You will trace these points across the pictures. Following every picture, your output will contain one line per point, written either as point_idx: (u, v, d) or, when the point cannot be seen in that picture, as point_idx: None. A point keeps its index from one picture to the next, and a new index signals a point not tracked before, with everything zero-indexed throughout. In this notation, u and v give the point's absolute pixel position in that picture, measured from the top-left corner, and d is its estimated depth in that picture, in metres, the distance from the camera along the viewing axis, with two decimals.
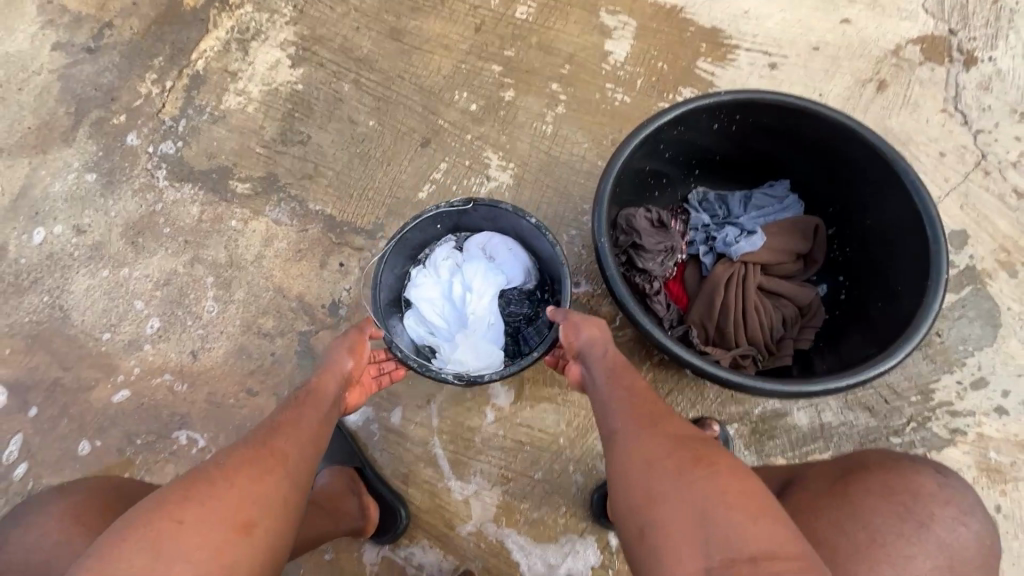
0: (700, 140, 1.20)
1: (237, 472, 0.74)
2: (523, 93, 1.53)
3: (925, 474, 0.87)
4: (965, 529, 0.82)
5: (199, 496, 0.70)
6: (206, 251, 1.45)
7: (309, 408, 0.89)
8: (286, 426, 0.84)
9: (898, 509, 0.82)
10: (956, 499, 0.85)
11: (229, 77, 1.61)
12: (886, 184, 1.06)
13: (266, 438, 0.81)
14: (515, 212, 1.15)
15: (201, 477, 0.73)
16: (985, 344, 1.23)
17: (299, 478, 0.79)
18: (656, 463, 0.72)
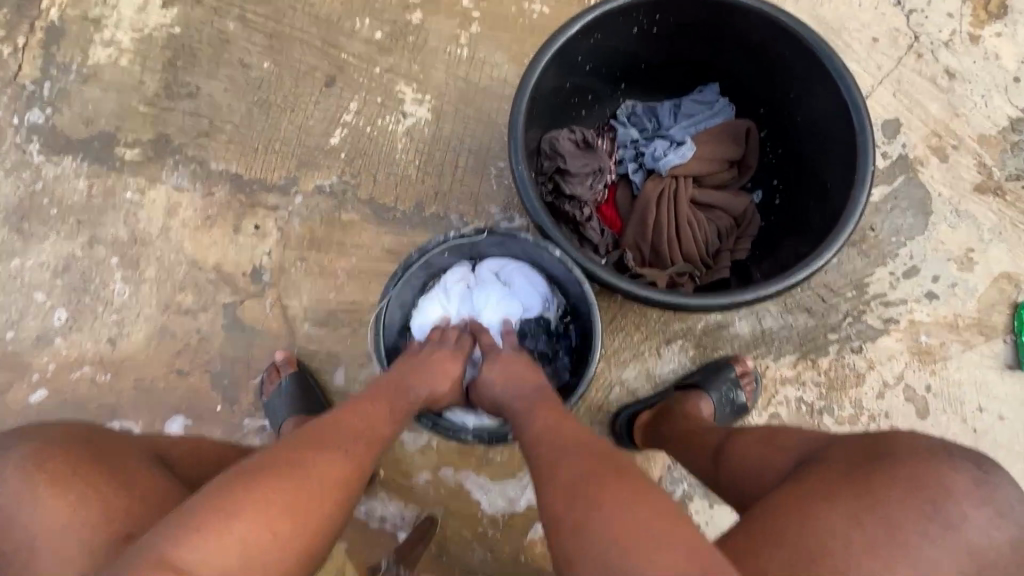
0: (621, 47, 1.11)
1: (313, 452, 0.72)
2: (432, 14, 1.38)
3: (960, 469, 0.67)
4: (998, 534, 0.65)
5: (274, 477, 0.67)
6: (103, 229, 1.31)
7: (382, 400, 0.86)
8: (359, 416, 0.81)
9: (927, 509, 0.64)
10: (993, 498, 0.66)
11: (92, 26, 1.39)
12: (811, 75, 1.00)
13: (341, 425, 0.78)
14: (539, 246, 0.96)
15: (282, 455, 0.71)
16: (917, 232, 1.24)
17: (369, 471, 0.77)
18: (576, 492, 0.63)
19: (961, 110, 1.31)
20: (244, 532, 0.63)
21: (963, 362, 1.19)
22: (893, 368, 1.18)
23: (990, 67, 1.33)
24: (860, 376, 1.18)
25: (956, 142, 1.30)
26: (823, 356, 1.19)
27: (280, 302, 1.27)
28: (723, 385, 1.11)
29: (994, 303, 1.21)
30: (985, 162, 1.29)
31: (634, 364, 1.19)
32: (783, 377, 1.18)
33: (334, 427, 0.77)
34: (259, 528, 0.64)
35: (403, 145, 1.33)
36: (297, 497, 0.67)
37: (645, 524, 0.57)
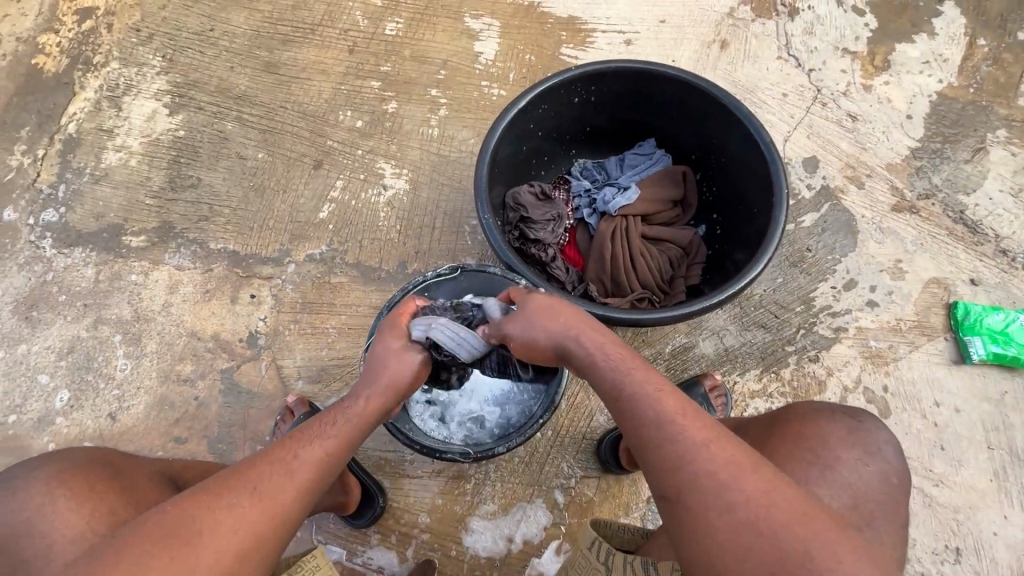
0: (567, 115, 1.30)
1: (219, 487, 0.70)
2: (405, 103, 1.60)
3: (837, 422, 0.80)
4: (869, 468, 0.77)
5: (207, 505, 0.67)
6: (108, 310, 1.41)
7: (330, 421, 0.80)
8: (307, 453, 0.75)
9: (806, 453, 0.77)
10: (863, 441, 0.79)
11: (105, 135, 1.59)
12: (726, 122, 1.19)
13: (273, 462, 0.73)
14: (505, 278, 1.07)
15: (218, 497, 0.68)
16: (849, 250, 1.39)
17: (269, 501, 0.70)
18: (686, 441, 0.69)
19: (868, 145, 1.52)
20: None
21: (913, 361, 1.29)
22: (849, 372, 1.28)
23: (884, 109, 1.56)
24: (821, 383, 1.27)
25: (868, 171, 1.49)
26: (784, 367, 1.28)
27: (275, 363, 1.34)
28: (696, 402, 1.19)
29: (930, 306, 1.34)
30: (897, 185, 1.47)
31: None
32: (751, 390, 1.26)
33: (264, 471, 0.72)
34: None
35: (385, 213, 1.48)
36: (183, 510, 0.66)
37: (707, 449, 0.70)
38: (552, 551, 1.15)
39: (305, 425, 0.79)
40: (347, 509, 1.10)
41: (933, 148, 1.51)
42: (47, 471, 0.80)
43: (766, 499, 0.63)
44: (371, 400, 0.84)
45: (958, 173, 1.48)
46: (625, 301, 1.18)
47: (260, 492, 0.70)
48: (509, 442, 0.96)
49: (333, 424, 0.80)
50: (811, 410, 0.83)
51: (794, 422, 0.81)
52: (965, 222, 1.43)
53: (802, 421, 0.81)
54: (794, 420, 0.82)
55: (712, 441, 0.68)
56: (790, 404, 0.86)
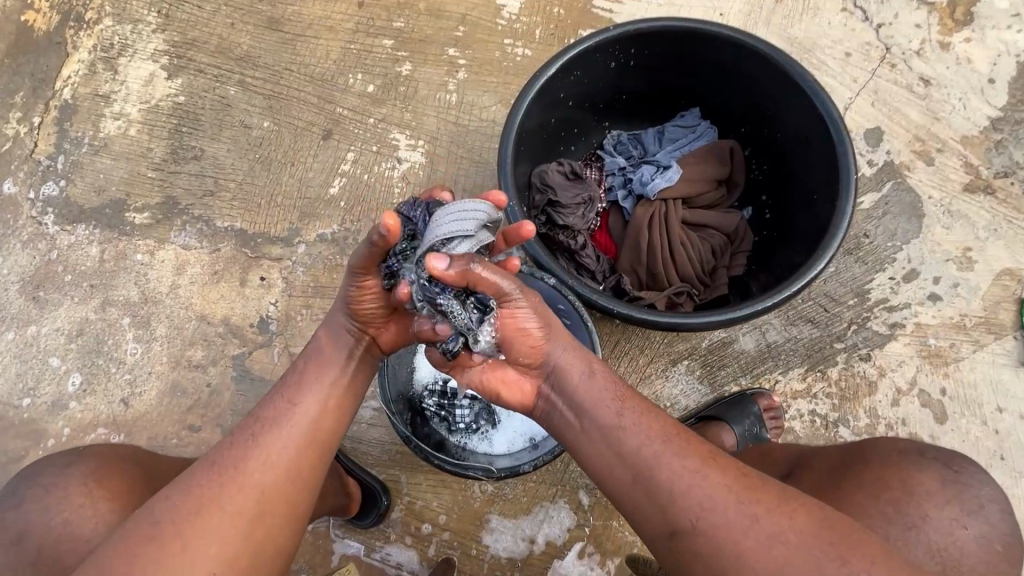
0: (601, 82, 1.16)
1: (212, 487, 0.69)
2: (420, 65, 1.45)
3: (929, 472, 0.74)
4: (964, 531, 0.71)
5: (205, 499, 0.67)
6: (116, 291, 1.35)
7: (297, 376, 0.79)
8: (271, 424, 0.74)
9: (888, 510, 0.71)
10: (958, 496, 0.73)
11: (102, 101, 1.48)
12: (786, 93, 1.04)
13: (240, 443, 0.72)
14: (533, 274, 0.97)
15: (193, 487, 0.69)
16: (912, 236, 1.25)
17: (266, 472, 0.71)
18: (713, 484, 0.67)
19: (941, 114, 1.34)
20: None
21: (976, 362, 1.17)
22: (904, 373, 1.17)
23: (963, 71, 1.37)
24: (872, 385, 1.17)
25: (939, 145, 1.32)
26: (832, 366, 1.18)
27: (288, 349, 1.29)
28: (740, 411, 1.10)
29: (1000, 300, 1.21)
30: (972, 162, 1.30)
31: (642, 388, 1.19)
32: (793, 390, 1.17)
33: (232, 450, 0.72)
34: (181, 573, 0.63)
35: (400, 189, 1.37)
36: (187, 520, 0.66)
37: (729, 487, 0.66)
38: (575, 553, 1.11)
39: (273, 390, 0.79)
40: (350, 512, 1.10)
41: (1017, 117, 1.33)
42: (68, 473, 0.79)
43: (774, 527, 0.63)
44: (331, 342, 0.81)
45: None
46: (662, 296, 1.08)
47: (235, 475, 0.70)
48: (535, 462, 0.90)
49: (300, 380, 0.78)
50: (895, 450, 0.77)
51: (875, 464, 0.75)
52: None
53: (883, 462, 0.75)
54: (872, 459, 0.76)
55: (706, 459, 0.69)
56: (868, 441, 0.81)
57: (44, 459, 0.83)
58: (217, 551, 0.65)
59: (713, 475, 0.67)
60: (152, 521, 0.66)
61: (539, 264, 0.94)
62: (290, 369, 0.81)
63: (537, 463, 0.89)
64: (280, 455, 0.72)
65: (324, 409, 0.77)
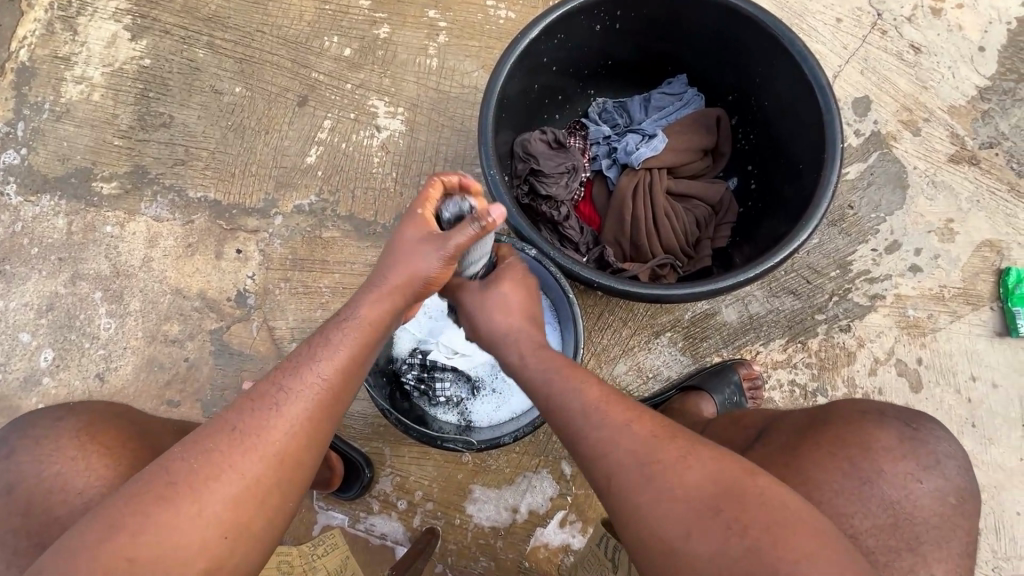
0: (585, 46, 1.12)
1: (225, 453, 0.62)
2: (398, 27, 1.39)
3: (890, 428, 0.75)
4: (920, 486, 0.72)
5: (219, 468, 0.61)
6: (86, 265, 1.31)
7: (329, 337, 0.71)
8: (295, 388, 0.67)
9: (844, 466, 0.72)
10: (916, 452, 0.74)
11: (62, 64, 1.40)
12: (774, 58, 1.01)
13: (260, 406, 0.65)
14: (515, 245, 0.95)
15: (210, 452, 0.62)
16: (896, 207, 1.25)
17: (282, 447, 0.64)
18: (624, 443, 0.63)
19: (930, 83, 1.32)
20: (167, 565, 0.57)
21: (952, 332, 1.19)
22: (883, 344, 1.18)
23: (953, 38, 1.34)
24: (850, 355, 1.18)
25: (926, 115, 1.30)
26: (812, 337, 1.19)
27: (267, 323, 1.26)
28: (723, 383, 1.10)
29: (979, 272, 1.22)
30: (958, 132, 1.29)
31: (625, 360, 1.19)
32: (774, 361, 1.18)
33: (250, 418, 0.64)
34: (180, 542, 0.57)
35: (379, 158, 1.33)
36: (197, 486, 0.60)
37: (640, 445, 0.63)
38: (557, 521, 1.13)
39: (299, 350, 0.71)
40: (334, 485, 1.11)
41: (1005, 87, 1.31)
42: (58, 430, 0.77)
43: (671, 492, 0.58)
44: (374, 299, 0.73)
45: None
46: (645, 268, 1.07)
47: (255, 440, 0.63)
48: (516, 433, 0.88)
49: (331, 343, 0.70)
50: (858, 411, 0.78)
51: (838, 424, 0.76)
52: None
53: (844, 422, 0.76)
54: (835, 420, 0.77)
55: (634, 422, 0.65)
56: (831, 402, 0.81)
57: (28, 414, 0.81)
58: (226, 519, 0.60)
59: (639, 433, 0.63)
60: (165, 481, 0.60)
61: (519, 236, 0.92)
62: (316, 332, 0.72)
63: (519, 434, 0.88)
64: (306, 420, 0.66)
65: (350, 375, 0.70)
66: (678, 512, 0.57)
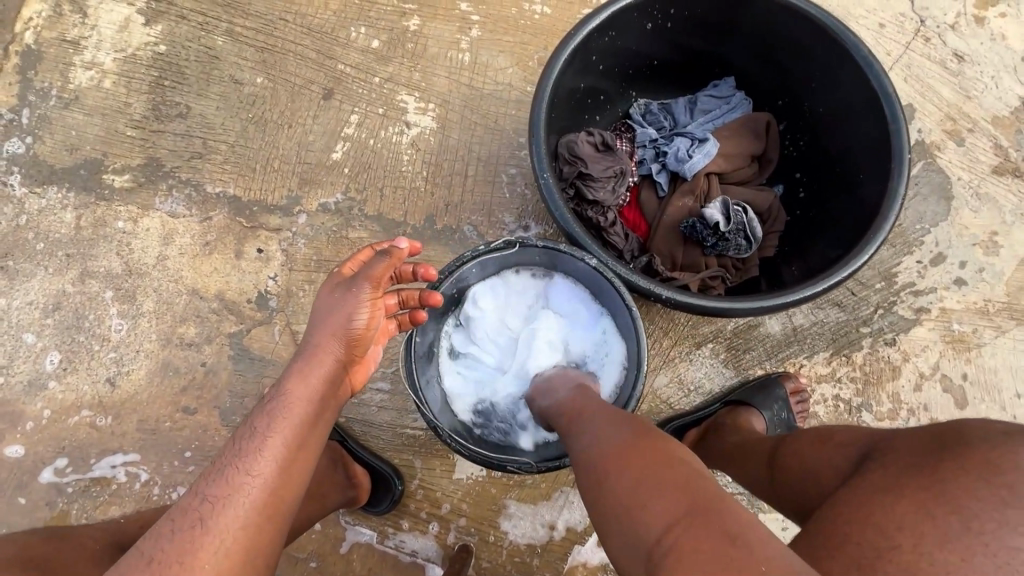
0: (633, 45, 1.07)
1: (166, 567, 0.56)
2: (429, 20, 1.33)
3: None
4: None
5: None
6: (95, 262, 1.23)
7: (251, 432, 0.67)
8: (222, 495, 0.61)
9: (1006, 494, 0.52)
10: None
11: (70, 48, 1.32)
12: (834, 63, 0.97)
13: (182, 526, 0.59)
14: (571, 254, 0.90)
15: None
16: (940, 219, 1.22)
17: (236, 541, 0.59)
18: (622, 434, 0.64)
19: (973, 92, 1.30)
20: None
21: (997, 348, 1.17)
22: (928, 358, 1.16)
23: (997, 48, 1.32)
24: (895, 369, 1.15)
25: (970, 125, 1.28)
26: (857, 351, 1.16)
27: (290, 328, 1.20)
28: (773, 400, 1.07)
29: (1023, 286, 1.20)
30: (1001, 143, 1.27)
31: (665, 371, 1.15)
32: (818, 374, 1.15)
33: (186, 522, 0.59)
34: None
35: (409, 156, 1.27)
36: None
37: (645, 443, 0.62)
38: (595, 539, 1.08)
39: (221, 455, 0.66)
40: (362, 502, 1.06)
41: None
42: None
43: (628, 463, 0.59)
44: (303, 379, 0.72)
45: None
46: (696, 278, 1.03)
47: (179, 567, 0.56)
48: None
49: (253, 437, 0.66)
50: (997, 433, 0.58)
51: (973, 445, 0.57)
52: None
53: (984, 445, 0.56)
54: (967, 441, 0.58)
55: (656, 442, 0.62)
56: (964, 420, 0.62)
57: None
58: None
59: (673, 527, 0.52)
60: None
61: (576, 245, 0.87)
62: (241, 428, 0.68)
63: None
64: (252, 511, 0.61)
65: (286, 466, 0.66)
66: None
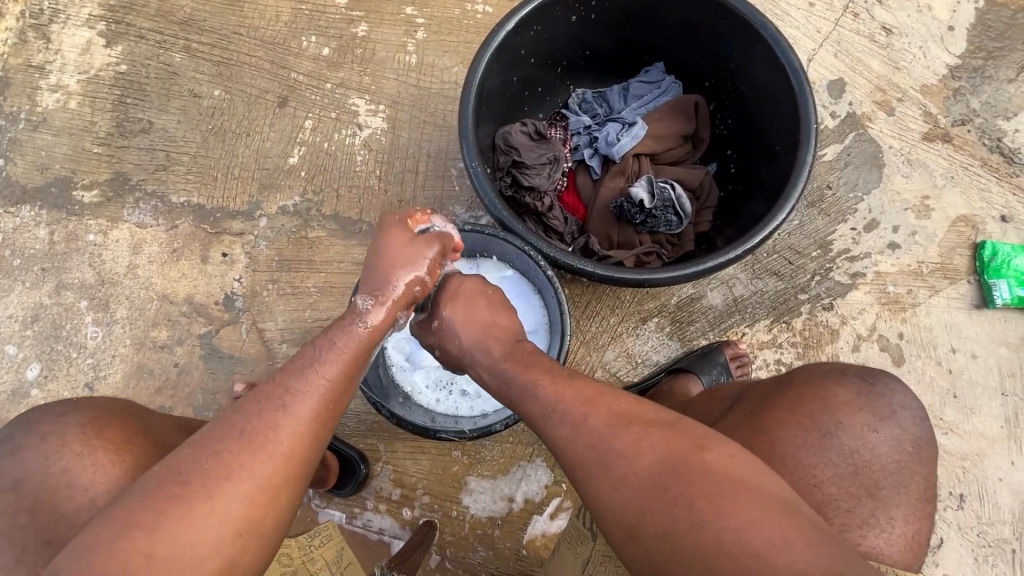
0: (562, 37, 1.12)
1: (245, 449, 0.61)
2: (376, 25, 1.39)
3: (845, 384, 0.77)
4: (900, 449, 0.75)
5: (234, 461, 0.60)
6: (70, 274, 1.30)
7: (325, 343, 0.70)
8: (303, 385, 0.65)
9: (805, 423, 0.74)
10: (873, 404, 0.76)
11: (36, 73, 1.39)
12: (748, 42, 1.02)
13: (267, 406, 0.63)
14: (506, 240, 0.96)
15: (219, 452, 0.60)
16: (873, 186, 1.27)
17: (316, 430, 0.65)
18: (562, 406, 0.68)
19: (902, 63, 1.34)
20: (196, 551, 0.56)
21: (931, 307, 1.22)
22: (865, 320, 1.21)
23: (923, 19, 1.36)
24: (834, 333, 1.20)
25: (900, 95, 1.33)
26: (796, 317, 1.21)
27: (256, 326, 1.26)
28: (715, 369, 1.13)
29: (955, 246, 1.25)
30: (931, 111, 1.32)
31: (614, 346, 1.21)
32: (759, 342, 1.20)
33: (252, 412, 0.63)
34: (198, 543, 0.56)
35: (362, 156, 1.33)
36: (227, 483, 0.59)
37: (591, 411, 0.66)
38: (552, 510, 1.14)
39: (303, 352, 0.69)
40: (329, 485, 1.11)
41: (975, 65, 1.34)
42: None
43: (607, 440, 0.63)
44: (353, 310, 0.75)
45: (998, 95, 1.33)
46: (630, 255, 1.10)
47: (267, 438, 0.62)
48: (506, 421, 0.91)
49: (333, 345, 0.70)
50: (819, 372, 0.79)
51: (796, 385, 0.79)
52: (1002, 150, 1.30)
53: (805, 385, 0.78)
54: (792, 380, 0.80)
55: (590, 404, 0.67)
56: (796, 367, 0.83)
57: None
58: (239, 517, 0.58)
59: (594, 416, 0.66)
60: (172, 491, 0.58)
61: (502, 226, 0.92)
62: (318, 334, 0.72)
63: (507, 420, 0.90)
64: (313, 414, 0.65)
65: (351, 368, 0.70)
66: (637, 491, 0.60)
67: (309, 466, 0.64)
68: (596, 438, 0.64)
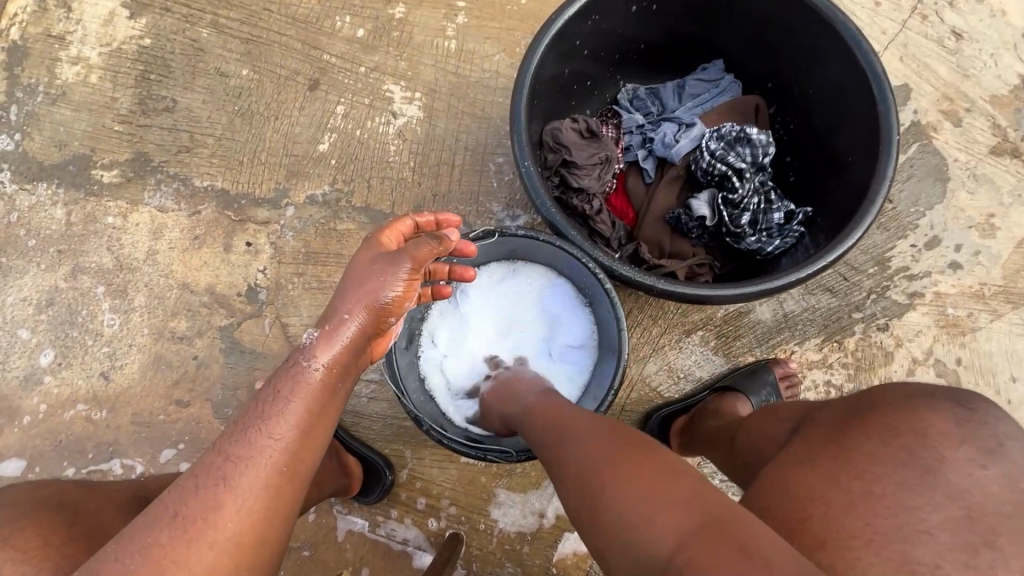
0: (619, 28, 1.05)
1: (188, 538, 0.56)
2: (414, 7, 1.31)
3: None
4: None
5: (177, 550, 0.55)
6: (86, 258, 1.24)
7: (271, 406, 0.63)
8: (247, 457, 0.60)
9: None
10: None
11: (57, 44, 1.32)
12: (822, 42, 0.95)
13: (203, 484, 0.58)
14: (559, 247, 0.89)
15: (153, 546, 0.55)
16: (936, 201, 1.20)
17: (269, 508, 0.59)
18: (590, 466, 0.60)
19: (971, 71, 1.26)
20: None
21: (992, 332, 1.15)
22: (921, 343, 1.15)
23: (996, 24, 1.28)
24: (888, 355, 1.14)
25: (968, 105, 1.25)
26: (849, 336, 1.15)
27: (280, 320, 1.20)
28: (764, 390, 1.07)
29: (1020, 269, 1.18)
30: (1000, 123, 1.24)
31: (656, 359, 1.15)
32: (809, 360, 1.14)
33: (196, 496, 0.58)
34: None
35: (396, 146, 1.26)
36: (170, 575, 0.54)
37: (609, 466, 0.58)
38: None
39: (243, 414, 0.63)
40: (352, 493, 1.07)
41: None
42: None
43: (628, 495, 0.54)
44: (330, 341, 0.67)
45: None
46: (683, 266, 1.03)
47: (205, 522, 0.56)
48: None
49: (277, 400, 0.63)
50: None
51: None
52: None
53: None
54: None
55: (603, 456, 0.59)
56: None
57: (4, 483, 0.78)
58: None
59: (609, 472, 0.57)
60: None
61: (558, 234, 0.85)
62: (262, 389, 0.65)
63: None
64: (261, 491, 0.59)
65: (306, 435, 0.63)
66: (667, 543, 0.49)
67: (258, 549, 0.59)
68: (620, 492, 0.55)
